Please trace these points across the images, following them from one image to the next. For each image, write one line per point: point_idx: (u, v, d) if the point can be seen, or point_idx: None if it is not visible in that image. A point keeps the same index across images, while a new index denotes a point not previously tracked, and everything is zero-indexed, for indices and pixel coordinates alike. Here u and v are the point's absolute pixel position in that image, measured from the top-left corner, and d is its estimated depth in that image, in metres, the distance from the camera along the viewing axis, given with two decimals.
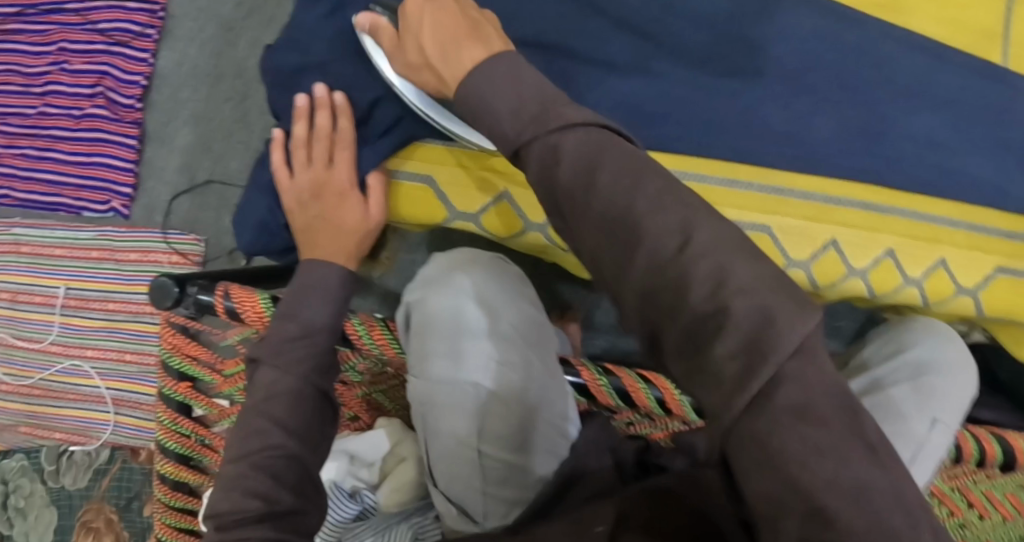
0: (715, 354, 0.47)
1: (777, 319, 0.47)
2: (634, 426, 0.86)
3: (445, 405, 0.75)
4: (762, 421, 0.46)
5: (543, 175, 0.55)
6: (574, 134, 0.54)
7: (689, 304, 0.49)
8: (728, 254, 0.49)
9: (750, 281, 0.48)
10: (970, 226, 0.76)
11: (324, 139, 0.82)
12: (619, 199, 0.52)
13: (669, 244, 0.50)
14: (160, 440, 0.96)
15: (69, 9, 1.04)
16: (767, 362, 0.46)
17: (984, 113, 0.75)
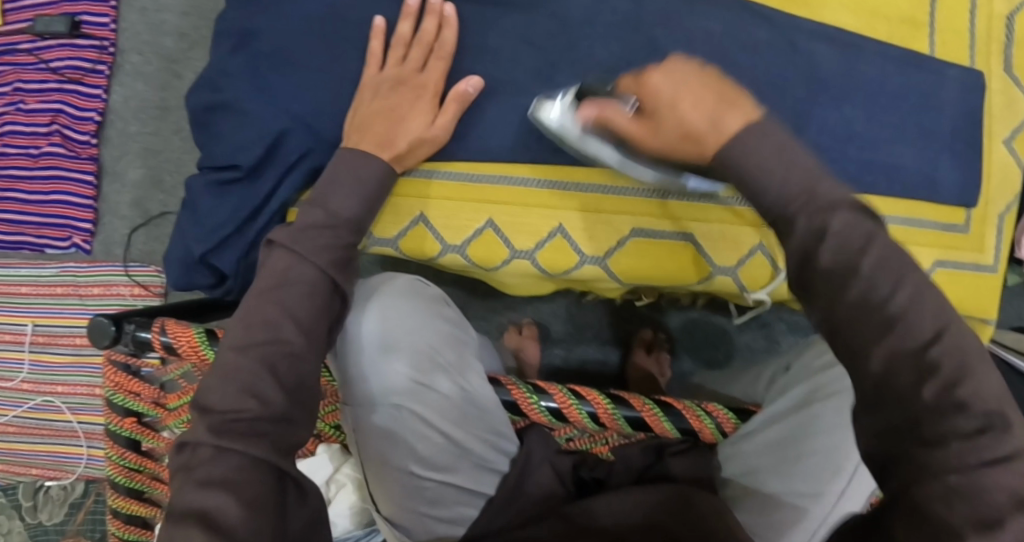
0: (922, 427, 0.44)
1: (1010, 415, 0.44)
2: (574, 446, 0.76)
3: (370, 432, 0.68)
4: (933, 490, 0.43)
5: (799, 254, 0.49)
6: (849, 214, 0.48)
7: (921, 400, 0.44)
8: (972, 359, 0.45)
9: (993, 382, 0.44)
10: (908, 221, 0.76)
11: (424, 46, 0.70)
12: (881, 285, 0.46)
13: (923, 334, 0.45)
14: (110, 477, 0.83)
15: (22, 50, 1.14)
16: (980, 450, 0.43)
17: (906, 106, 0.75)
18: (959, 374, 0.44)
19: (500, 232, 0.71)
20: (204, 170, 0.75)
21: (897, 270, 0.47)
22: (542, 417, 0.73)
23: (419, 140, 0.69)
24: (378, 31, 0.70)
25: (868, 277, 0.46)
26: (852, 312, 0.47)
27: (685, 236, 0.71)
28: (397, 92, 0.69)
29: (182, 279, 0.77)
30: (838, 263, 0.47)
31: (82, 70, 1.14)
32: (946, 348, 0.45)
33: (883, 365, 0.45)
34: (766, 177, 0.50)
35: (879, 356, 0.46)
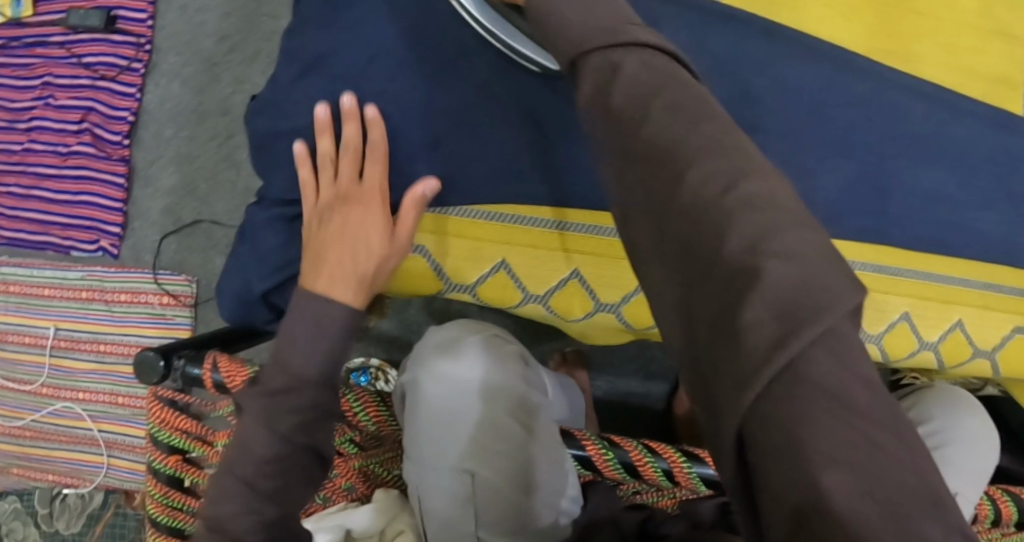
0: (739, 320, 0.35)
1: (818, 290, 0.34)
2: (641, 499, 0.75)
3: (433, 492, 0.66)
4: (780, 401, 0.33)
5: (593, 99, 0.44)
6: (642, 55, 0.44)
7: (721, 257, 0.37)
8: (777, 213, 0.37)
9: (800, 243, 0.36)
10: (988, 286, 0.73)
11: (353, 153, 0.65)
12: (676, 128, 0.40)
13: (714, 182, 0.38)
14: (149, 515, 0.76)
15: (54, 42, 1.09)
16: (799, 330, 0.33)
17: (993, 169, 0.72)
18: (753, 231, 0.36)
19: (585, 283, 0.70)
20: (265, 200, 0.70)
21: (688, 112, 0.41)
22: (616, 473, 0.72)
23: (380, 258, 0.68)
24: (327, 124, 0.65)
25: (658, 119, 0.41)
26: (644, 166, 0.41)
27: None
28: (346, 214, 0.66)
29: (237, 313, 0.73)
30: (629, 103, 0.42)
31: (117, 68, 1.10)
32: (739, 201, 0.37)
33: (684, 221, 0.39)
34: (575, 27, 0.46)
35: (676, 209, 0.39)
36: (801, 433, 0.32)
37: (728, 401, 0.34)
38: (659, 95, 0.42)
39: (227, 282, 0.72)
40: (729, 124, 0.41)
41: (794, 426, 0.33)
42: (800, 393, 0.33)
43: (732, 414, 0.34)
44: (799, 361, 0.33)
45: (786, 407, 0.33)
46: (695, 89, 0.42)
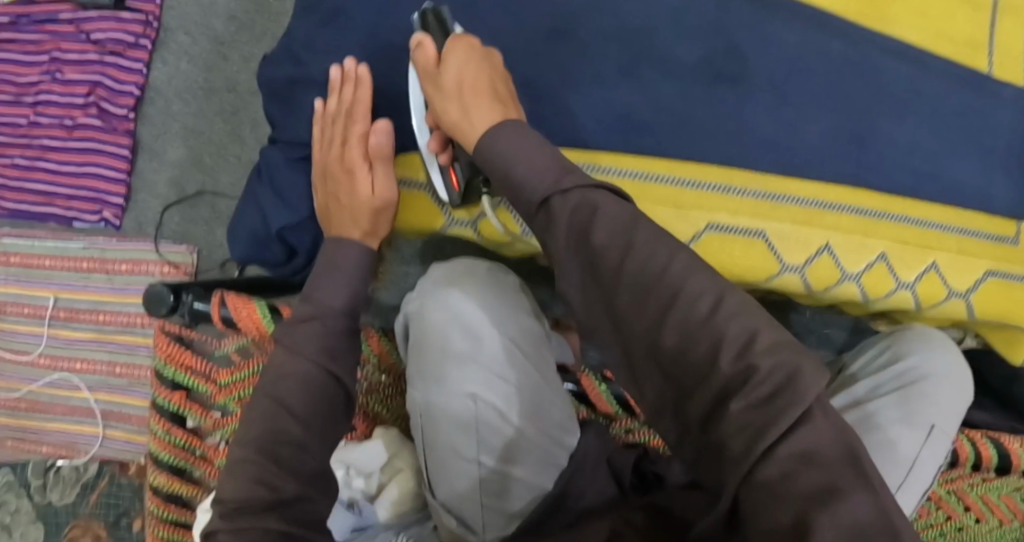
0: (733, 409, 0.45)
1: (800, 374, 0.44)
2: (634, 438, 0.78)
3: (443, 415, 0.69)
4: (767, 463, 0.43)
5: (577, 237, 0.52)
6: (613, 200, 0.52)
7: (716, 367, 0.46)
8: (753, 320, 0.47)
9: (778, 342, 0.46)
10: (960, 230, 0.78)
11: (349, 105, 0.70)
12: (658, 262, 0.50)
13: (701, 305, 0.48)
14: (152, 452, 0.79)
15: (63, 19, 1.12)
16: (787, 409, 0.43)
17: (959, 120, 0.78)
18: (736, 343, 0.46)
19: None
20: (280, 142, 0.76)
21: (664, 248, 0.50)
22: (609, 406, 0.75)
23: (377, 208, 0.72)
24: (333, 84, 0.71)
25: (641, 254, 0.50)
26: (629, 301, 0.50)
27: (760, 233, 0.73)
28: (337, 172, 0.71)
29: (249, 253, 0.77)
30: (616, 245, 0.51)
31: (125, 44, 1.13)
32: (727, 319, 0.47)
33: (676, 341, 0.48)
34: (528, 172, 0.55)
35: (669, 329, 0.48)
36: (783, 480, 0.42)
37: (734, 475, 0.44)
38: (638, 240, 0.51)
39: (240, 221, 0.76)
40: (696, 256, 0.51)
41: (779, 486, 0.42)
42: (780, 459, 0.43)
43: (737, 479, 0.44)
44: (795, 430, 0.43)
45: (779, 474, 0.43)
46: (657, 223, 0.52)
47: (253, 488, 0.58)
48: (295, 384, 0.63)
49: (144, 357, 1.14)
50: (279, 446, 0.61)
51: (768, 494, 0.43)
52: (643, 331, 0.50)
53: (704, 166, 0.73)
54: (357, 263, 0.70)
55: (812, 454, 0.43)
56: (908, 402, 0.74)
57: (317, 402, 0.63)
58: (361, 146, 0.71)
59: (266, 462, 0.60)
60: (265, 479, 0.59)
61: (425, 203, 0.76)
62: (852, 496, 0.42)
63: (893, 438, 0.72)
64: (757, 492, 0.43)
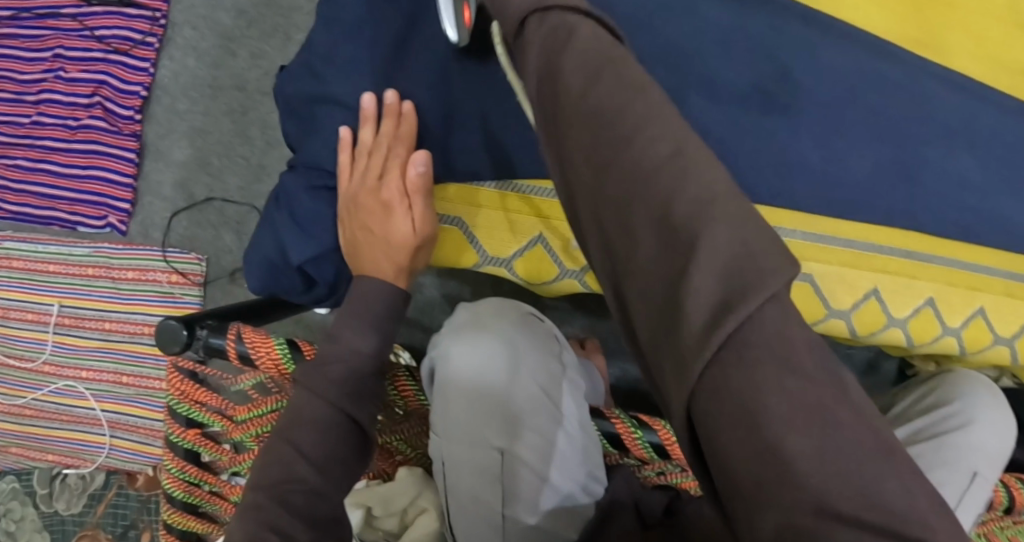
0: (680, 286, 0.34)
1: (757, 255, 0.33)
2: (665, 479, 0.72)
3: (465, 465, 0.66)
4: (726, 355, 0.32)
5: (540, 69, 0.43)
6: (591, 28, 0.43)
7: (662, 217, 0.36)
8: (714, 181, 0.36)
9: (738, 211, 0.35)
10: (1013, 275, 0.74)
11: (391, 134, 0.67)
12: (620, 100, 0.40)
13: (662, 147, 0.37)
14: (165, 489, 0.76)
15: (66, 14, 1.07)
16: (743, 295, 0.32)
17: (1020, 158, 0.72)
18: (698, 197, 0.35)
19: None
20: (299, 168, 0.72)
21: (629, 88, 0.40)
22: (644, 451, 0.70)
23: (409, 243, 0.70)
24: (369, 115, 0.67)
25: (600, 88, 0.40)
26: (579, 142, 0.40)
27: (805, 277, 0.72)
28: (370, 205, 0.67)
29: (267, 282, 0.74)
30: (579, 73, 0.41)
31: (131, 41, 1.08)
32: (681, 168, 0.36)
33: (619, 188, 0.38)
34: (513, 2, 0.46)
35: (615, 169, 0.38)
36: (754, 402, 0.32)
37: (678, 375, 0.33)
38: (609, 71, 0.41)
39: (257, 248, 0.73)
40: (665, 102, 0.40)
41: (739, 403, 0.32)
42: (747, 349, 0.32)
43: (682, 391, 0.33)
44: (751, 320, 0.32)
45: (740, 384, 0.32)
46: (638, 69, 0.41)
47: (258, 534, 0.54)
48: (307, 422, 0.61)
49: (151, 367, 1.11)
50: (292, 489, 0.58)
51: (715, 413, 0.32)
52: (590, 182, 0.39)
53: None
54: (381, 302, 0.66)
55: (785, 365, 0.32)
56: (952, 447, 0.71)
57: (332, 440, 0.61)
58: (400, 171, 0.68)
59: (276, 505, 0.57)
60: (274, 525, 0.55)
61: (456, 237, 0.75)
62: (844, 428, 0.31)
63: (936, 484, 0.69)
64: (709, 426, 0.32)
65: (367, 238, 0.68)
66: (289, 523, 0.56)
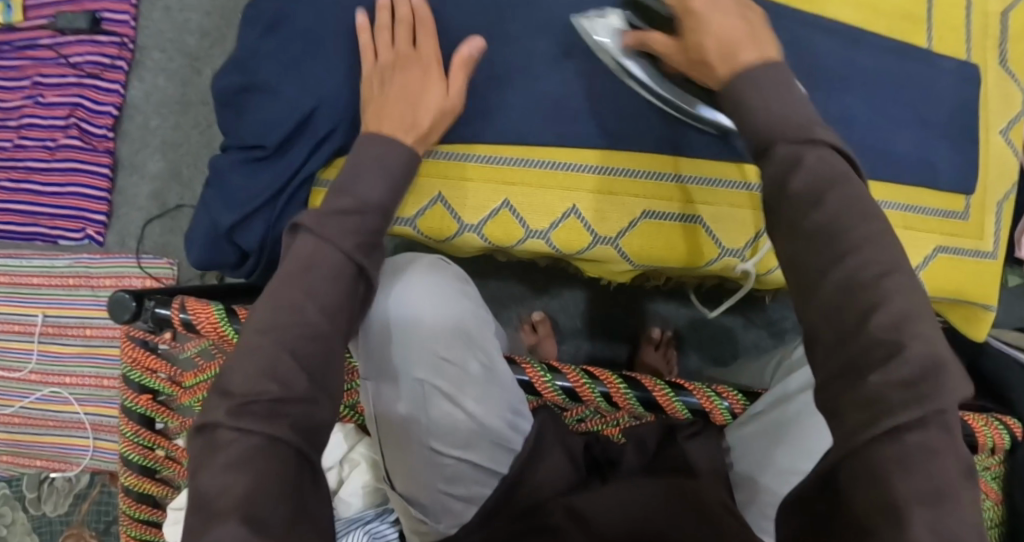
0: (869, 385, 0.46)
1: (945, 369, 0.46)
2: (586, 427, 0.79)
3: (391, 402, 0.69)
4: (890, 446, 0.45)
5: (774, 182, 0.52)
6: (823, 151, 0.51)
7: (869, 327, 0.47)
8: (910, 302, 0.47)
9: (926, 329, 0.47)
10: (909, 206, 0.76)
11: (406, 25, 0.73)
12: (846, 220, 0.49)
13: (873, 268, 0.48)
14: (122, 454, 0.81)
15: (43, 45, 1.16)
16: (919, 401, 0.45)
17: (903, 96, 0.76)
18: (900, 314, 0.46)
19: (517, 212, 0.75)
20: (232, 150, 0.78)
21: (862, 210, 0.49)
22: (556, 396, 0.76)
23: (439, 112, 0.72)
24: (364, 27, 0.74)
25: (826, 209, 0.49)
26: (808, 247, 0.50)
27: (695, 219, 0.75)
28: (404, 75, 0.72)
29: (206, 255, 0.79)
30: (808, 192, 0.50)
31: (101, 66, 1.16)
32: (892, 288, 0.47)
33: (841, 294, 0.48)
34: (761, 114, 0.53)
35: (831, 282, 0.48)
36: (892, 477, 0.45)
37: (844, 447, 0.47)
38: (834, 193, 0.50)
39: (196, 225, 0.79)
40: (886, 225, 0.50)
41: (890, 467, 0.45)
42: (903, 444, 0.45)
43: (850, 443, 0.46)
44: (901, 432, 0.45)
45: (875, 457, 0.45)
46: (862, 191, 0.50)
47: (263, 383, 0.52)
48: (322, 274, 0.57)
49: None
50: (297, 338, 0.54)
51: (855, 475, 0.46)
52: (801, 286, 0.50)
53: (641, 154, 0.74)
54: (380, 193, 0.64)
55: (916, 449, 0.45)
56: None
57: (342, 290, 0.57)
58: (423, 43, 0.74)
59: (279, 350, 0.54)
60: (276, 374, 0.53)
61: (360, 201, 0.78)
62: (956, 501, 0.45)
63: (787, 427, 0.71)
64: (874, 482, 0.45)
65: (399, 98, 0.70)
66: (291, 370, 0.53)
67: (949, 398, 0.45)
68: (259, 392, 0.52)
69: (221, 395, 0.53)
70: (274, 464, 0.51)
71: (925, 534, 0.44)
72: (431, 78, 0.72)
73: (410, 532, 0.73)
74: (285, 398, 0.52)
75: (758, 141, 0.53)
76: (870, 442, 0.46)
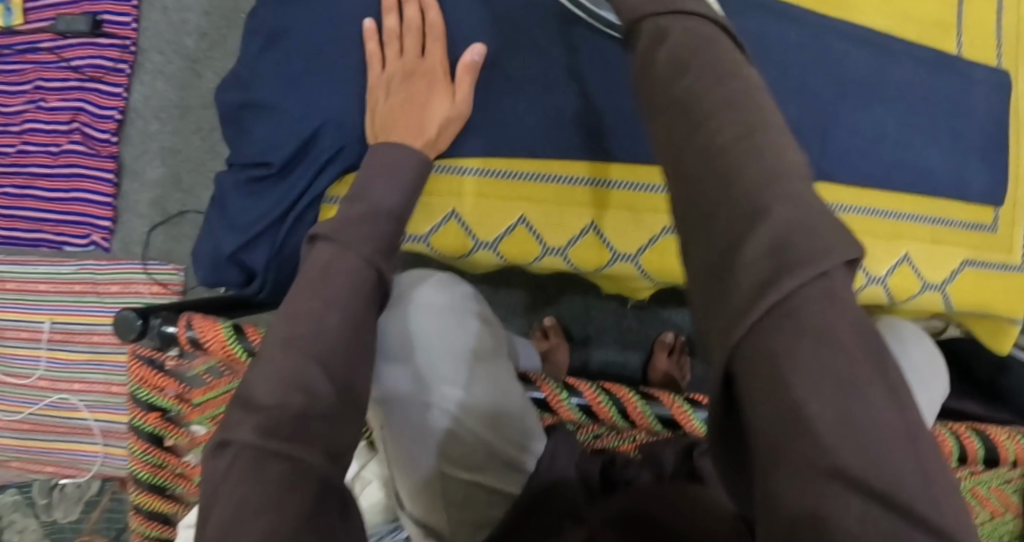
0: (737, 258, 0.38)
1: (815, 232, 0.37)
2: (601, 444, 0.76)
3: (398, 423, 0.68)
4: (765, 328, 0.36)
5: (643, 58, 0.46)
6: (687, 20, 0.45)
7: (731, 198, 0.39)
8: (788, 178, 0.39)
9: (799, 190, 0.39)
10: (934, 219, 0.74)
11: (415, 31, 0.70)
12: (705, 88, 0.42)
13: (730, 131, 0.41)
14: (132, 472, 0.80)
15: (44, 48, 1.14)
16: (792, 270, 0.36)
17: (931, 105, 0.74)
18: (763, 180, 0.39)
19: (533, 229, 0.75)
20: (236, 166, 0.76)
21: (720, 72, 0.43)
22: (573, 414, 0.75)
23: (446, 120, 0.70)
24: (371, 32, 0.71)
25: (690, 76, 0.43)
26: (672, 121, 0.43)
27: None
28: (410, 86, 0.70)
29: (212, 275, 0.78)
30: (671, 60, 0.44)
31: (104, 69, 1.14)
32: (759, 146, 0.40)
33: (698, 164, 0.41)
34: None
35: (690, 152, 0.41)
36: (787, 373, 0.36)
37: (721, 341, 0.38)
38: (695, 60, 0.43)
39: (203, 243, 0.78)
40: (751, 86, 0.43)
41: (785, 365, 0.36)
42: (790, 329, 0.36)
43: (725, 347, 0.37)
44: (789, 308, 0.36)
45: (767, 345, 0.36)
46: (742, 67, 0.44)
47: (286, 392, 0.52)
48: (345, 281, 0.55)
49: None
50: (315, 349, 0.53)
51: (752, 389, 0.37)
52: (669, 170, 0.43)
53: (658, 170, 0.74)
54: (391, 212, 0.62)
55: (809, 324, 0.36)
56: None
57: (360, 309, 0.55)
58: (432, 51, 0.71)
59: (304, 363, 0.53)
60: (299, 385, 0.52)
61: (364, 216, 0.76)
62: (872, 396, 0.36)
63: None
64: (774, 391, 0.36)
65: (408, 110, 0.68)
66: (316, 377, 0.53)
67: (831, 262, 0.37)
68: (281, 402, 0.51)
69: (248, 407, 0.52)
70: (300, 478, 0.49)
71: (851, 446, 0.35)
72: (439, 90, 0.70)
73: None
74: (311, 406, 0.52)
75: (626, 21, 0.48)
76: (748, 332, 0.37)
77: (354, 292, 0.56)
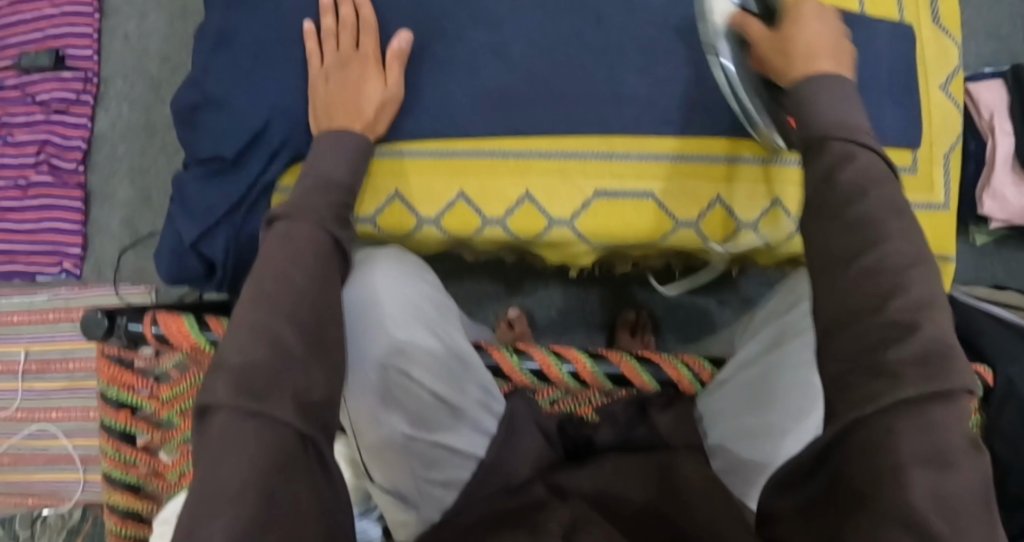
0: (887, 360, 0.46)
1: (953, 357, 0.46)
2: (559, 408, 0.79)
3: (363, 390, 0.69)
4: (887, 418, 0.46)
5: (825, 171, 0.54)
6: (871, 153, 0.54)
7: (880, 319, 0.47)
8: (927, 289, 0.48)
9: (944, 318, 0.47)
10: None
11: (349, 27, 0.75)
12: (880, 215, 0.50)
13: (898, 260, 0.49)
14: (105, 471, 0.82)
15: (8, 85, 1.16)
16: (926, 381, 0.45)
17: None
18: (917, 303, 0.47)
19: (472, 203, 0.77)
20: (192, 165, 0.80)
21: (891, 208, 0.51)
22: (526, 377, 0.78)
23: (382, 102, 0.74)
24: (310, 32, 0.75)
25: (868, 202, 0.51)
26: (837, 248, 0.51)
27: (647, 194, 0.77)
28: (347, 72, 0.74)
29: (174, 269, 0.81)
30: (853, 181, 0.52)
31: (68, 101, 1.18)
32: (915, 278, 0.48)
33: (852, 282, 0.49)
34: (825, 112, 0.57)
35: (845, 279, 0.49)
36: (893, 443, 0.45)
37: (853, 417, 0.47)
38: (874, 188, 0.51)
39: (164, 241, 0.81)
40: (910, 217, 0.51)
41: (893, 447, 0.45)
42: (910, 418, 0.45)
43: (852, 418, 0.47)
44: (920, 405, 0.45)
45: (884, 429, 0.46)
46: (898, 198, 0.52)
47: (253, 347, 0.51)
48: (308, 246, 0.57)
49: None
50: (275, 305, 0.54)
51: (860, 452, 0.47)
52: (822, 283, 0.51)
53: (587, 137, 0.76)
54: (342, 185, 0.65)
55: (919, 418, 0.45)
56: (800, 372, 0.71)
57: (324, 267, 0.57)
58: (368, 42, 0.75)
59: (276, 318, 0.53)
60: (268, 339, 0.52)
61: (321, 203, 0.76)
62: (961, 469, 0.44)
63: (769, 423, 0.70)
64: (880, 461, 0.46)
65: (348, 96, 0.72)
66: (285, 334, 0.53)
67: (958, 383, 0.45)
68: (250, 357, 0.51)
69: (215, 367, 0.52)
70: (270, 437, 0.50)
71: (936, 511, 0.44)
72: (371, 75, 0.74)
73: (394, 521, 0.73)
74: (280, 361, 0.52)
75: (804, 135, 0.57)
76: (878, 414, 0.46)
77: (303, 256, 0.57)
